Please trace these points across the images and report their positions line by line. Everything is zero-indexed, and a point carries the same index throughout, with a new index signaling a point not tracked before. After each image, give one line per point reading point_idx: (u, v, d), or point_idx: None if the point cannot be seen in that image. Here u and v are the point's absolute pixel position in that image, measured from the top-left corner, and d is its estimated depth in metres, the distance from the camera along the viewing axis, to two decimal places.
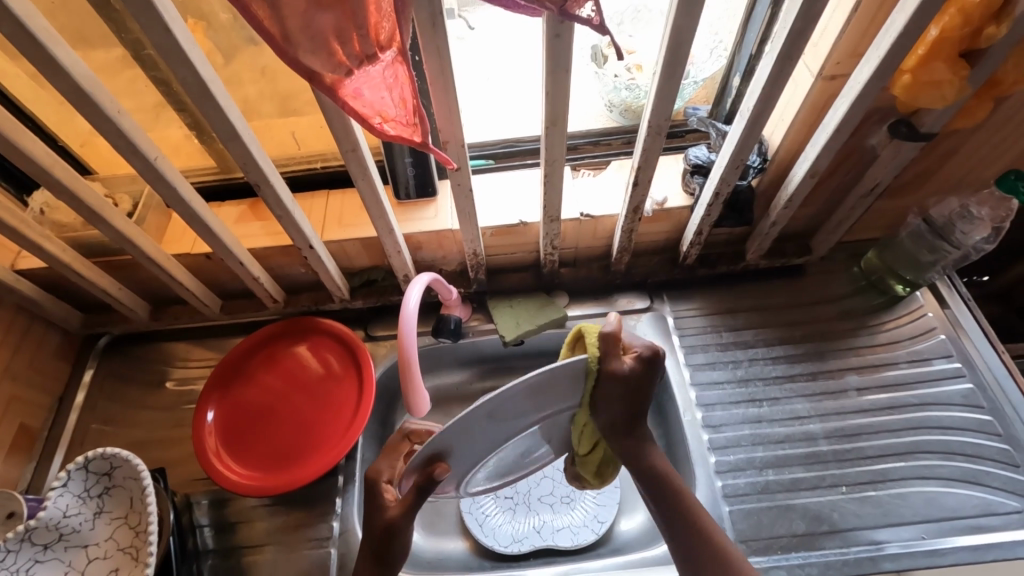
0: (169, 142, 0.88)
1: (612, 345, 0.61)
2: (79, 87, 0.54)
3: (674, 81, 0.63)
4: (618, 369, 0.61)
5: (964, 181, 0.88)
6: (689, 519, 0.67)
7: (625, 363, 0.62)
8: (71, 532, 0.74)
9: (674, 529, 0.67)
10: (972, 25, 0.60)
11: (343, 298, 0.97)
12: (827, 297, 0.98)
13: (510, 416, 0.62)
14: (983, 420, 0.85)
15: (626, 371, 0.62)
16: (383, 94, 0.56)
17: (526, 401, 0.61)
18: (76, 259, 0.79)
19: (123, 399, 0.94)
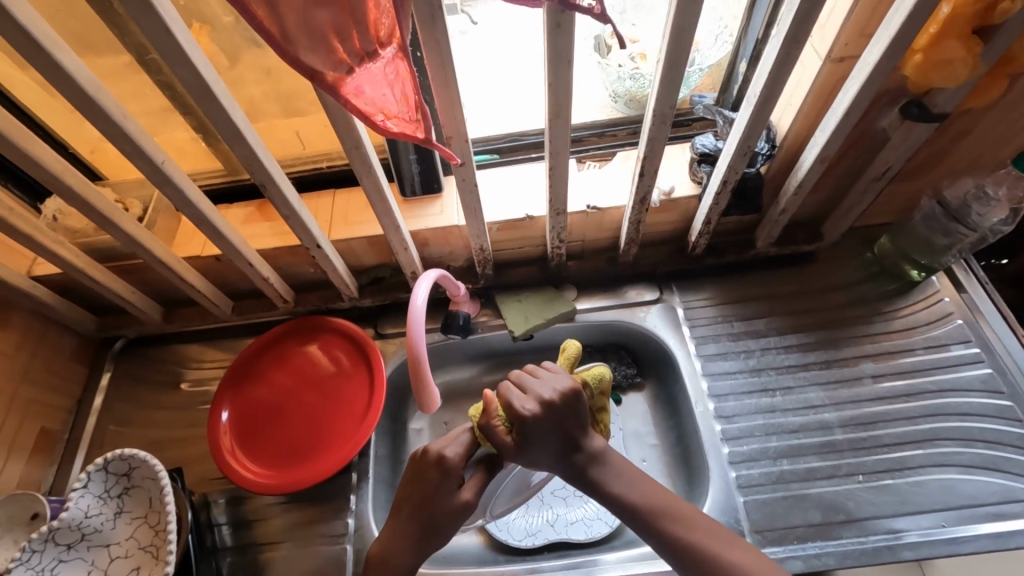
0: (177, 146, 0.88)
1: (491, 425, 0.65)
2: (84, 93, 0.54)
3: (678, 68, 0.62)
4: (504, 446, 0.65)
5: (980, 162, 0.86)
6: (662, 524, 0.63)
7: (507, 436, 0.65)
8: (93, 532, 0.75)
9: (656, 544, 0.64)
10: (985, 1, 0.58)
11: (352, 296, 0.97)
12: (840, 284, 0.96)
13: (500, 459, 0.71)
14: (1003, 405, 0.83)
15: (513, 444, 0.65)
16: (384, 91, 0.56)
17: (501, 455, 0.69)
18: (89, 264, 0.80)
19: (140, 401, 0.96)
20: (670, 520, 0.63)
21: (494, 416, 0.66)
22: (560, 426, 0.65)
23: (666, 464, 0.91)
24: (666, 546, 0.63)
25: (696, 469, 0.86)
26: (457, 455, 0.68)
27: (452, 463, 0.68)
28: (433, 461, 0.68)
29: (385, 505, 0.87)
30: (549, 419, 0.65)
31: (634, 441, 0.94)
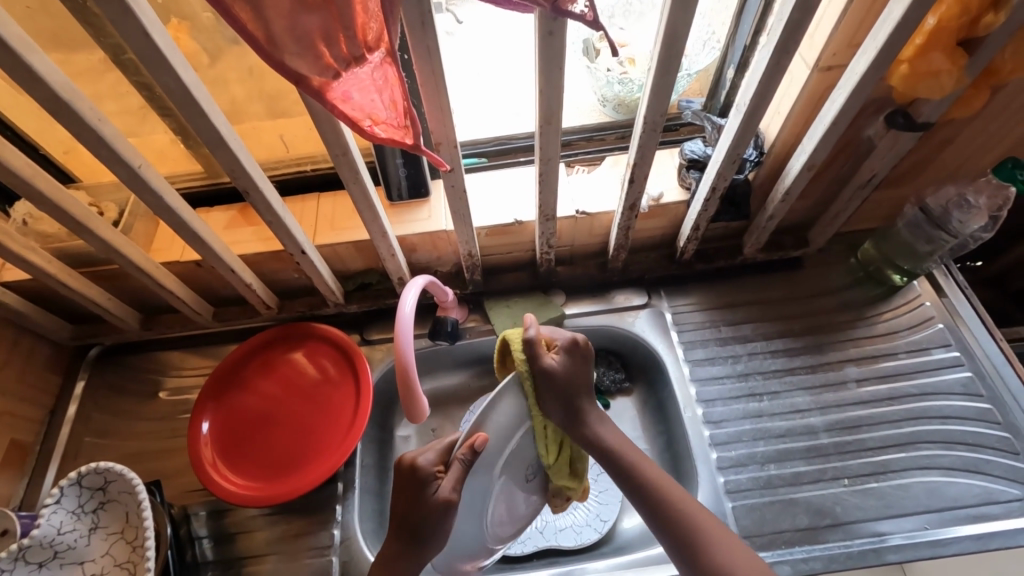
0: (155, 148, 0.86)
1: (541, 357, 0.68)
2: (56, 95, 0.52)
3: (670, 75, 0.61)
4: (548, 364, 0.67)
5: (960, 169, 0.88)
6: (656, 496, 0.67)
7: (549, 357, 0.68)
8: (67, 549, 0.72)
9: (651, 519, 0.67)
10: (971, 13, 0.59)
11: (337, 302, 0.95)
12: (826, 289, 0.97)
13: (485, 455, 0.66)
14: (983, 408, 0.85)
15: (555, 364, 0.68)
16: (373, 97, 0.54)
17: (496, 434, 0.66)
18: (61, 270, 0.77)
19: (118, 411, 0.93)
20: (670, 498, 0.67)
21: (541, 349, 0.68)
22: (584, 363, 0.71)
23: None
24: (662, 521, 0.66)
25: (685, 475, 0.86)
26: (428, 462, 0.65)
27: (426, 469, 0.65)
28: (408, 468, 0.65)
29: (371, 515, 0.86)
30: (581, 354, 0.71)
31: None
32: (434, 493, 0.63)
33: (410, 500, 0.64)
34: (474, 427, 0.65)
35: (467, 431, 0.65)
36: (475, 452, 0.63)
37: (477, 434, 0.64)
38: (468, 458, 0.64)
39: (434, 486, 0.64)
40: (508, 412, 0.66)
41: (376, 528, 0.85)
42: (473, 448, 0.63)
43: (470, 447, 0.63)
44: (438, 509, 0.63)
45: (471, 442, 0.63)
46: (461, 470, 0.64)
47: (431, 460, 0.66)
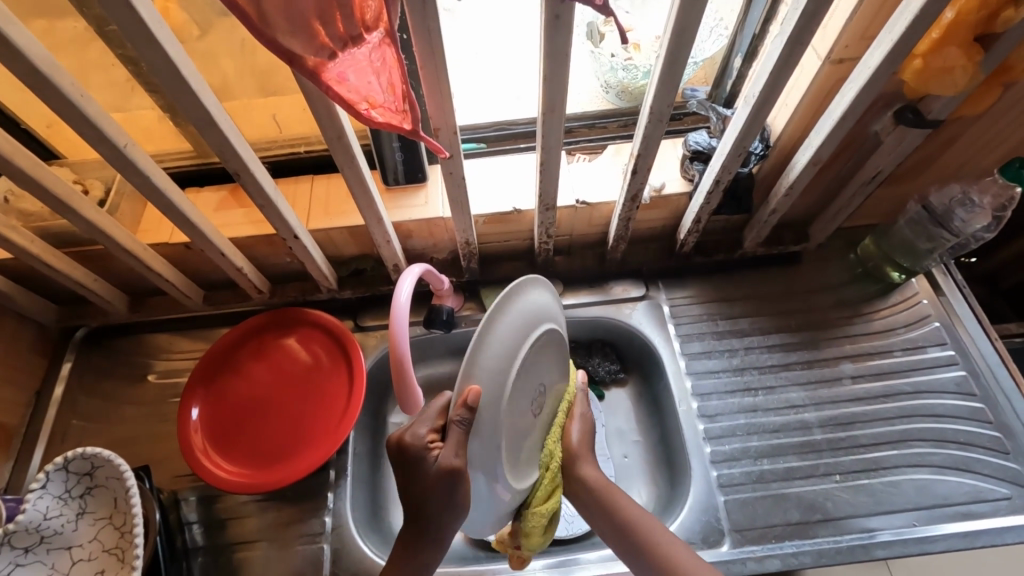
0: (142, 125, 0.83)
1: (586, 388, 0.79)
2: (36, 70, 0.49)
3: (679, 65, 0.59)
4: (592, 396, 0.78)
5: (964, 166, 0.87)
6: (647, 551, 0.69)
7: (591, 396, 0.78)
8: (53, 534, 0.71)
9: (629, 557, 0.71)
10: (990, 7, 0.57)
11: (330, 287, 0.93)
12: (824, 284, 0.97)
13: (489, 402, 0.55)
14: (975, 407, 0.85)
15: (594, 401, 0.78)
16: (370, 79, 0.52)
17: (500, 360, 0.55)
18: (45, 250, 0.74)
19: (106, 394, 0.91)
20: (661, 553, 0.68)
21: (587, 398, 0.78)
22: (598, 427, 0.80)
23: (647, 461, 0.91)
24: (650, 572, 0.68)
25: (678, 469, 0.86)
26: (416, 436, 0.61)
27: (415, 446, 0.61)
28: (395, 445, 0.62)
29: (364, 503, 0.85)
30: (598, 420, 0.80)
31: (616, 438, 0.94)
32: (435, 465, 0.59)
33: (414, 477, 0.61)
34: (465, 379, 0.54)
35: (456, 386, 0.55)
36: (471, 409, 0.54)
37: (471, 387, 0.53)
38: (463, 416, 0.54)
39: (433, 458, 0.59)
40: (497, 347, 0.55)
41: (369, 515, 0.85)
42: (466, 405, 0.53)
43: (463, 405, 0.54)
44: (444, 480, 0.57)
45: (460, 401, 0.54)
46: (459, 434, 0.56)
47: (421, 433, 0.61)
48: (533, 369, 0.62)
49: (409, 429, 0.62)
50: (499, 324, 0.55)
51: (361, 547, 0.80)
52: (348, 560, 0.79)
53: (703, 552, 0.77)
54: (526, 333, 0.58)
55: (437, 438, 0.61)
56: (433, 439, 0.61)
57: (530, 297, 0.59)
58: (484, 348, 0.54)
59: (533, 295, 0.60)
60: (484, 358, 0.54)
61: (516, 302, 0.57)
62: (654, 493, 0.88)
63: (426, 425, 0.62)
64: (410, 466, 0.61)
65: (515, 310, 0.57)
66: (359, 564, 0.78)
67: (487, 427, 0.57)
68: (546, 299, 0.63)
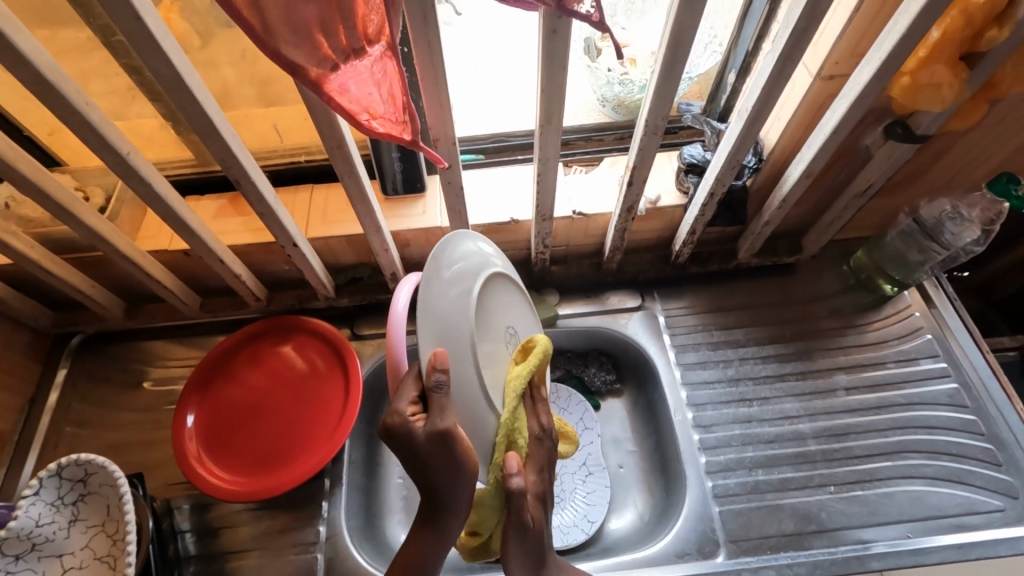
0: (143, 133, 0.84)
1: (522, 495, 0.60)
2: (42, 77, 0.50)
3: (674, 79, 0.61)
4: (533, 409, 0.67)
5: (954, 181, 0.88)
6: None
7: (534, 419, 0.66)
8: (45, 541, 0.71)
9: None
10: (974, 27, 0.58)
11: (328, 295, 0.94)
12: (817, 296, 0.98)
13: (454, 352, 0.61)
14: (967, 419, 0.86)
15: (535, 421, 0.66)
16: (371, 90, 0.53)
17: (448, 308, 0.62)
18: (45, 256, 0.75)
19: (100, 400, 0.91)
20: None
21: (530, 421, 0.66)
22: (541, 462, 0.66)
23: (643, 470, 0.91)
24: None
25: (673, 478, 0.86)
26: (399, 412, 0.58)
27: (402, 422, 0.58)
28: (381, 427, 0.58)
29: (359, 511, 0.85)
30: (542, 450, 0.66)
31: (612, 447, 0.94)
32: (427, 433, 0.58)
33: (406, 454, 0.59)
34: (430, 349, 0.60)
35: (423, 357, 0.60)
36: (442, 369, 0.59)
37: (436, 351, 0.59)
38: (438, 376, 0.58)
39: (422, 429, 0.58)
40: (440, 299, 0.62)
41: (364, 524, 0.84)
42: (436, 367, 0.58)
43: (434, 369, 0.58)
44: (441, 444, 0.58)
45: (432, 365, 0.59)
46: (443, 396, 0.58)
47: (402, 408, 0.58)
48: (486, 307, 0.69)
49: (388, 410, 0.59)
50: (434, 279, 0.63)
51: (355, 557, 0.79)
52: (342, 569, 0.78)
53: (698, 563, 0.77)
54: (464, 279, 0.66)
55: (418, 409, 0.59)
56: (415, 411, 0.59)
57: (457, 250, 0.67)
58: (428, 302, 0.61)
59: (460, 250, 0.68)
60: (432, 310, 0.61)
61: (446, 257, 0.65)
62: (650, 503, 0.88)
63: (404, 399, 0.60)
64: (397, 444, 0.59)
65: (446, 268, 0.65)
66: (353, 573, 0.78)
67: (467, 386, 0.61)
68: (480, 248, 0.70)
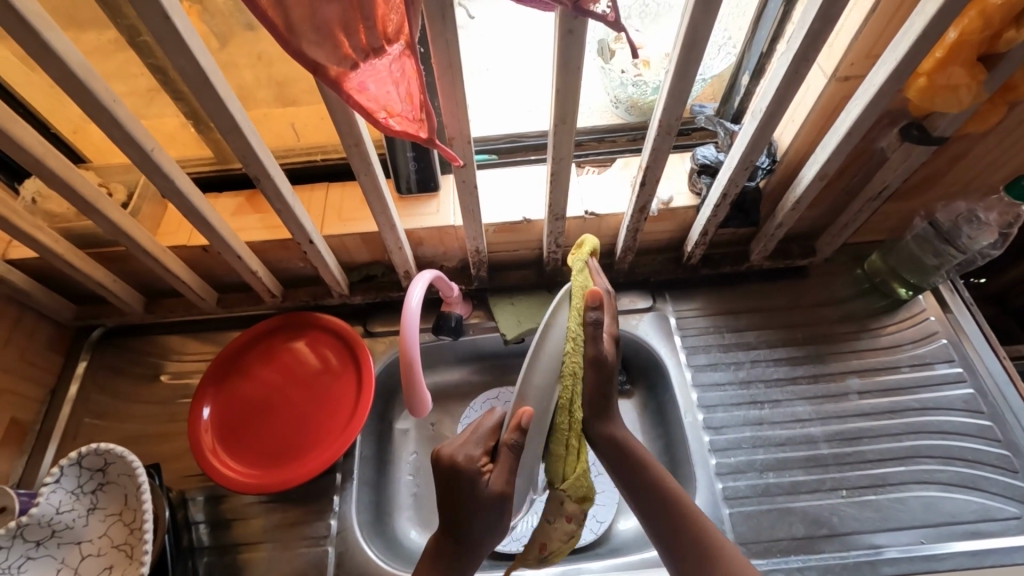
0: (165, 131, 0.86)
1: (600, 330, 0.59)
2: (72, 75, 0.51)
3: (687, 80, 0.61)
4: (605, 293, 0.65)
5: (971, 185, 0.88)
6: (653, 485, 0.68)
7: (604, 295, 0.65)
8: (64, 528, 0.72)
9: (667, 544, 0.67)
10: (992, 28, 0.58)
11: (342, 293, 0.95)
12: (831, 299, 0.97)
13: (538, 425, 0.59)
14: (983, 425, 0.85)
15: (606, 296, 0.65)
16: (389, 89, 0.54)
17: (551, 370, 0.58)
18: (69, 251, 0.77)
19: (118, 393, 0.93)
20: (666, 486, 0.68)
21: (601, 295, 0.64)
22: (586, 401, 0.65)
23: None
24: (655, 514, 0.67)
25: (683, 480, 0.86)
26: (470, 457, 0.60)
27: (467, 467, 0.59)
28: (445, 468, 0.60)
29: (369, 506, 0.85)
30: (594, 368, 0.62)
31: None
32: (485, 486, 0.59)
33: (459, 498, 0.60)
34: (520, 400, 0.57)
35: (511, 409, 0.58)
36: (524, 430, 0.57)
37: (522, 410, 0.57)
38: (517, 437, 0.58)
39: (485, 481, 0.60)
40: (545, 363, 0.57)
41: (374, 519, 0.85)
42: (519, 426, 0.57)
43: (516, 427, 0.57)
44: (495, 501, 0.60)
45: (514, 422, 0.57)
46: (512, 458, 0.59)
47: (474, 454, 0.61)
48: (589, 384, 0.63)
49: (453, 450, 0.61)
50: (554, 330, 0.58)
51: (365, 551, 0.80)
52: (352, 563, 0.79)
53: None
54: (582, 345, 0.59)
55: (488, 459, 0.61)
56: (485, 459, 0.61)
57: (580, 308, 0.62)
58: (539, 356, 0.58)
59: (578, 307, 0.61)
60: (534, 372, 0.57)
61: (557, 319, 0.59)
62: None
63: (474, 445, 0.62)
64: (456, 486, 0.60)
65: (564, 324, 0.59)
66: (362, 567, 0.79)
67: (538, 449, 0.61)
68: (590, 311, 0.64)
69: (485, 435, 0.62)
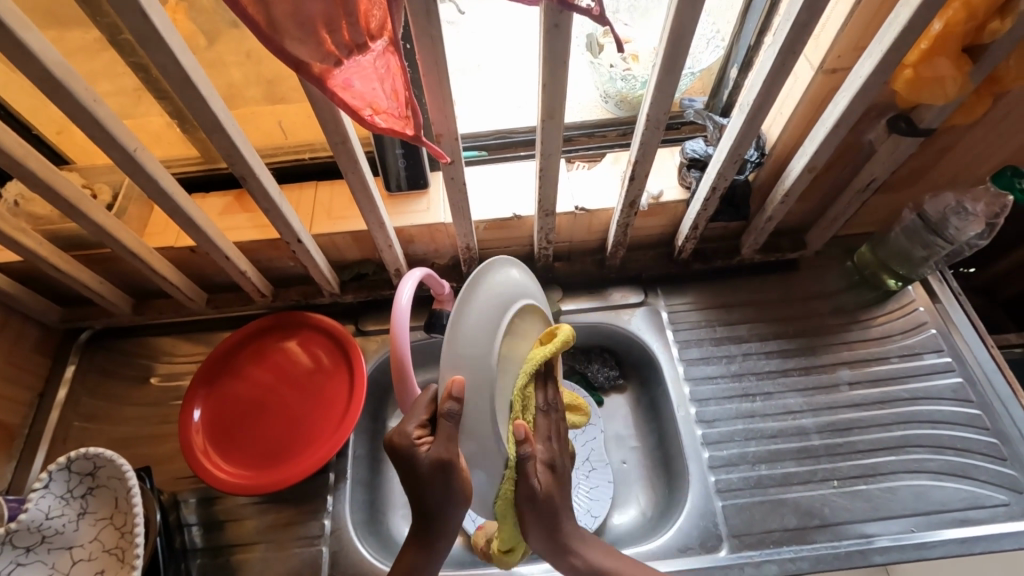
0: (151, 131, 0.85)
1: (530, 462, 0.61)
2: (52, 76, 0.50)
3: (674, 74, 0.61)
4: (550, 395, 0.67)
5: (959, 175, 0.88)
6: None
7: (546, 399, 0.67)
8: (54, 533, 0.72)
9: None
10: (977, 20, 0.58)
11: (333, 292, 0.95)
12: (821, 292, 0.98)
13: (474, 398, 0.59)
14: (972, 414, 0.86)
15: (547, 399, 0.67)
16: (374, 86, 0.53)
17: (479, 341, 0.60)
18: (54, 253, 0.76)
19: (108, 395, 0.92)
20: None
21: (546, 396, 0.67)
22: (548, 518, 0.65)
23: (646, 467, 0.92)
24: None
25: (676, 474, 0.86)
26: (405, 433, 0.61)
27: (403, 443, 0.60)
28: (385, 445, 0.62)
29: (363, 505, 0.85)
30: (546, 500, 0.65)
31: (615, 443, 0.94)
32: (426, 457, 0.59)
33: (407, 475, 0.61)
34: (450, 371, 0.58)
35: (443, 379, 0.59)
36: (458, 398, 0.57)
37: (454, 378, 0.58)
38: (452, 406, 0.57)
39: (424, 453, 0.60)
40: (470, 335, 0.59)
41: (368, 518, 0.85)
42: (451, 394, 0.57)
43: (449, 396, 0.57)
44: (437, 471, 0.59)
45: (447, 392, 0.58)
46: (450, 428, 0.58)
47: (409, 429, 0.61)
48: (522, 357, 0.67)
49: (397, 428, 0.62)
50: (471, 305, 0.60)
51: (359, 550, 0.80)
52: (347, 563, 0.79)
53: (701, 557, 0.78)
54: (497, 313, 0.63)
55: (425, 433, 0.62)
56: (422, 434, 0.62)
57: (494, 278, 0.65)
58: (456, 335, 0.59)
59: (495, 279, 0.65)
60: (456, 344, 0.59)
61: (482, 288, 0.62)
62: (653, 498, 0.89)
63: (414, 420, 0.62)
64: (400, 464, 0.61)
65: (479, 300, 0.61)
66: (357, 567, 0.79)
67: (482, 422, 0.60)
68: (515, 285, 0.67)
69: (424, 411, 0.63)
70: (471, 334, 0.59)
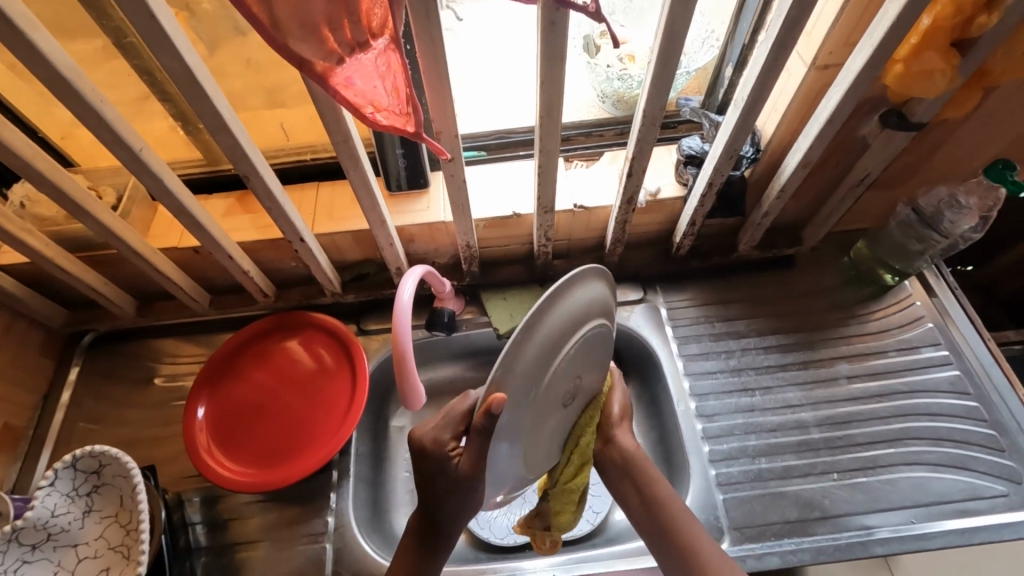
0: (155, 134, 0.86)
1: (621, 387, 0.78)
2: (60, 75, 0.51)
3: (670, 70, 0.62)
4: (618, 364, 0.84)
5: (952, 170, 0.89)
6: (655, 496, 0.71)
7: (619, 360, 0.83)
8: (60, 531, 0.72)
9: (652, 537, 0.70)
10: (964, 14, 0.59)
11: (335, 292, 0.96)
12: (817, 287, 0.99)
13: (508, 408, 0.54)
14: (970, 406, 0.86)
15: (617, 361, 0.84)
16: (375, 84, 0.55)
17: (536, 359, 0.53)
18: (59, 254, 0.77)
19: (111, 396, 0.93)
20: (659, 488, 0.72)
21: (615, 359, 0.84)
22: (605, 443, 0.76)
23: None
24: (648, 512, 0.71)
25: (677, 468, 0.87)
26: (438, 441, 0.63)
27: (434, 452, 0.63)
28: (415, 448, 0.64)
29: (366, 503, 0.86)
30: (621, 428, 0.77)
31: None
32: (455, 469, 0.62)
33: (434, 479, 0.64)
34: (494, 385, 0.52)
35: (485, 389, 0.53)
36: (493, 416, 0.53)
37: (495, 395, 0.52)
38: (485, 422, 0.53)
39: (454, 464, 0.62)
40: (530, 356, 0.52)
41: (371, 516, 0.85)
42: (489, 412, 0.52)
43: (486, 412, 0.53)
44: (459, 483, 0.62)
45: (485, 411, 0.53)
46: (479, 444, 0.57)
47: (443, 438, 0.63)
48: (580, 358, 0.61)
49: (432, 432, 0.64)
50: (540, 328, 0.52)
51: (363, 547, 0.80)
52: (351, 559, 0.79)
53: None
54: (571, 325, 0.56)
55: (459, 443, 0.64)
56: (455, 444, 0.63)
57: (582, 289, 0.56)
58: (517, 354, 0.52)
59: (580, 291, 0.56)
60: (515, 364, 0.52)
61: (567, 299, 0.54)
62: None
63: (450, 430, 0.64)
64: (430, 466, 0.64)
65: (556, 313, 0.53)
66: (362, 563, 0.79)
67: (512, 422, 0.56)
68: (598, 294, 0.59)
69: (460, 420, 0.64)
70: (532, 355, 0.52)
